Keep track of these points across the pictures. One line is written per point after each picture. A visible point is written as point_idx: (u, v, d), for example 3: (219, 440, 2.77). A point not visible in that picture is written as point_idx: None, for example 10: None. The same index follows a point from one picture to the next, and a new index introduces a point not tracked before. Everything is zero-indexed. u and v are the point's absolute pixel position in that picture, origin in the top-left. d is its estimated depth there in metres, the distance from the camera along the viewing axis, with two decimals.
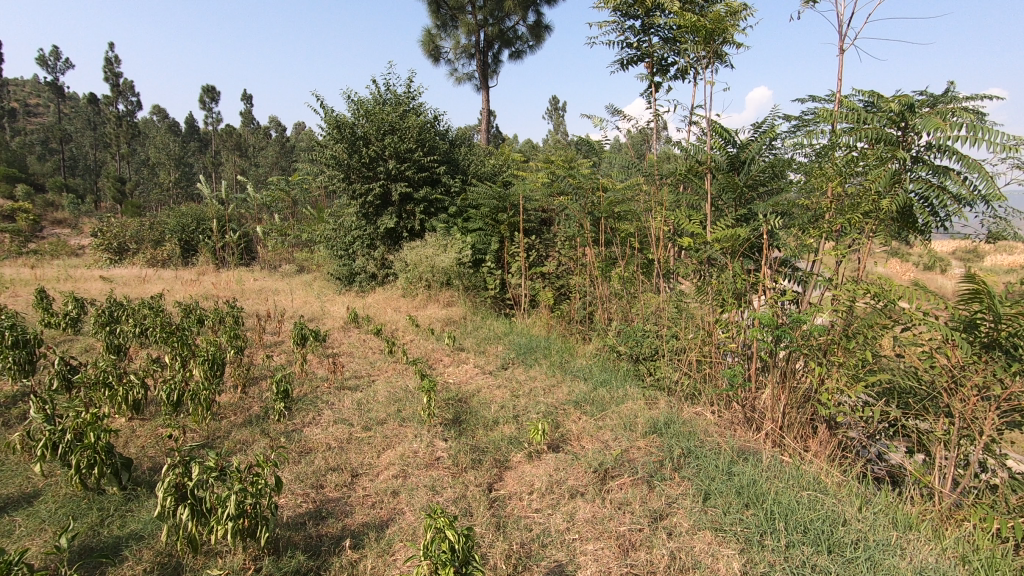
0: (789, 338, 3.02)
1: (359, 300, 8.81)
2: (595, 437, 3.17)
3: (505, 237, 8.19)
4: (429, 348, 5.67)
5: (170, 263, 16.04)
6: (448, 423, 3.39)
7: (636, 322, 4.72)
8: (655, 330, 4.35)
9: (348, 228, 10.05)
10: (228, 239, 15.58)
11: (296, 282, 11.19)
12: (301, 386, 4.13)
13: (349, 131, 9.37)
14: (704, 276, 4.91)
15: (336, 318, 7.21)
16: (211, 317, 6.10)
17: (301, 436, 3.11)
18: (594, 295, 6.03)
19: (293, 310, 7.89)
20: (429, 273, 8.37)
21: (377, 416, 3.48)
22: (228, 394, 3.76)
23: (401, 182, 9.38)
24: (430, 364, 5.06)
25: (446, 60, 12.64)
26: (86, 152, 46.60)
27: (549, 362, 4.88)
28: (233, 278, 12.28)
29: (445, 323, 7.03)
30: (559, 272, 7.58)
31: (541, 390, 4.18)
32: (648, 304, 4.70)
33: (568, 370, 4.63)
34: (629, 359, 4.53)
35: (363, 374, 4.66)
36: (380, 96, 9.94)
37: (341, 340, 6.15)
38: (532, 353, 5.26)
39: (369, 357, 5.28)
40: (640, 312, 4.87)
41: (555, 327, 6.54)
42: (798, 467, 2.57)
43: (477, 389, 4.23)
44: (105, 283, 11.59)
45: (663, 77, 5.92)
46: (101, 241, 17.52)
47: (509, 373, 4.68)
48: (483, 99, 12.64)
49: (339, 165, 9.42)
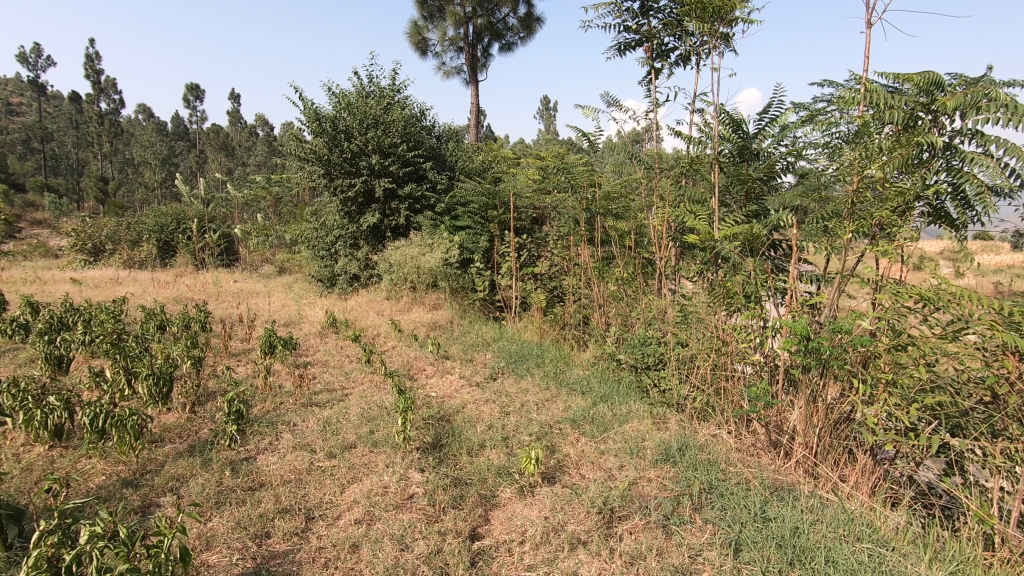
0: (820, 349, 2.59)
1: (340, 303, 8.33)
2: (597, 465, 2.74)
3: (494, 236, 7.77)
4: (411, 357, 5.21)
5: (147, 264, 15.44)
6: (427, 448, 2.95)
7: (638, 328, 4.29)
8: (659, 337, 3.92)
9: (330, 228, 9.57)
10: (208, 240, 15.02)
11: (276, 284, 10.68)
12: (263, 403, 3.66)
13: (330, 125, 8.88)
14: (712, 277, 4.49)
15: (313, 324, 6.73)
16: (174, 323, 5.61)
17: (251, 468, 2.65)
18: (590, 299, 5.60)
19: (269, 314, 7.40)
20: (414, 274, 7.93)
21: (345, 440, 3.03)
22: (175, 415, 3.28)
23: (384, 178, 8.91)
24: (411, 375, 4.61)
25: (434, 53, 12.17)
26: (68, 151, 45.68)
27: (542, 372, 4.45)
28: (211, 280, 11.74)
29: (431, 328, 6.58)
30: (552, 273, 7.15)
31: (533, 405, 3.75)
32: (651, 308, 4.27)
33: (563, 382, 4.20)
34: (630, 369, 4.10)
35: (335, 388, 4.20)
36: (363, 88, 9.46)
37: (317, 348, 5.67)
38: (524, 362, 4.81)
39: (344, 367, 4.82)
40: (641, 316, 4.44)
41: (549, 333, 6.11)
42: (844, 509, 2.14)
43: (462, 404, 3.79)
44: (74, 286, 11.02)
45: (664, 62, 5.50)
46: (76, 242, 16.85)
47: (498, 386, 4.24)
48: (472, 94, 12.18)
49: (319, 161, 8.93)
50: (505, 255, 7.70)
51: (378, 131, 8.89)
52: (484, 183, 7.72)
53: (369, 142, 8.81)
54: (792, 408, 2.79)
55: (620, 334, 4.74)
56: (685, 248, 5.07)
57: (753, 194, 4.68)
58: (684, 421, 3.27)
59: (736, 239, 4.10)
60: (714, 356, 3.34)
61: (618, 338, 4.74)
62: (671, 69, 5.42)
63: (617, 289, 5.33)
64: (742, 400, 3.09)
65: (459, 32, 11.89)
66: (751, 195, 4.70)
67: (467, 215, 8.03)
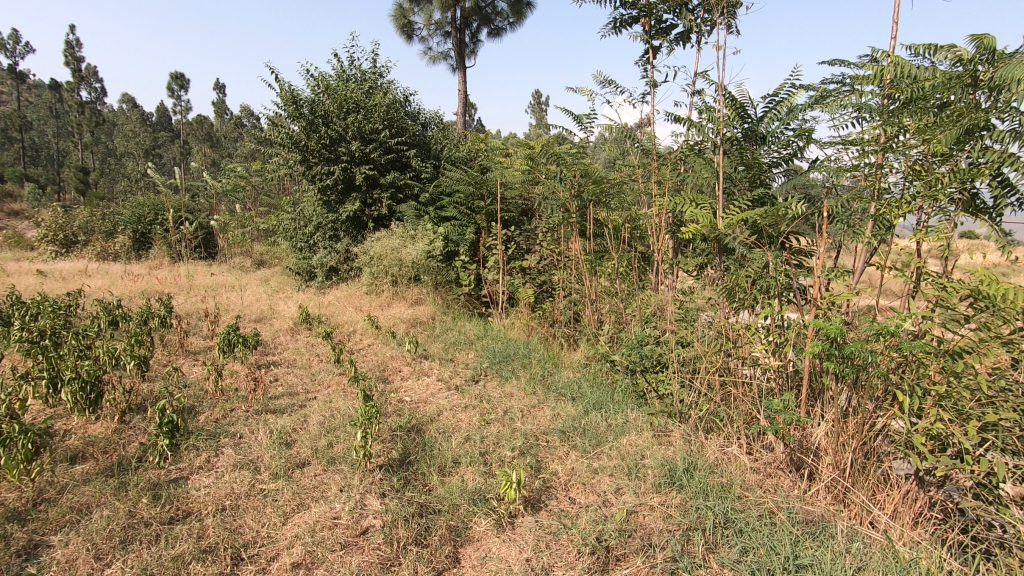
0: (851, 355, 2.21)
1: (317, 298, 7.87)
2: (590, 488, 2.35)
3: (481, 228, 7.34)
4: (386, 356, 4.79)
5: (122, 257, 14.85)
6: (390, 466, 2.53)
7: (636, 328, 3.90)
8: (658, 336, 3.53)
9: (308, 218, 9.10)
10: (185, 231, 14.46)
11: (252, 277, 10.18)
12: (210, 410, 3.23)
13: (307, 109, 8.40)
14: (716, 270, 4.11)
15: (284, 320, 6.29)
16: (128, 318, 5.15)
17: (176, 493, 2.22)
18: (581, 294, 5.19)
19: (239, 309, 6.93)
20: (395, 267, 7.49)
21: (297, 456, 2.61)
22: (103, 426, 2.84)
23: (365, 165, 8.45)
24: (384, 377, 4.19)
25: (420, 38, 11.70)
26: (48, 141, 44.63)
27: (528, 375, 4.04)
28: (185, 274, 11.21)
29: (411, 324, 6.16)
30: (541, 266, 6.74)
31: (517, 413, 3.34)
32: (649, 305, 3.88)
33: (552, 386, 3.79)
34: (626, 372, 3.71)
35: (297, 393, 3.77)
36: (343, 71, 8.97)
37: (286, 347, 5.24)
38: (509, 362, 4.41)
39: (310, 369, 4.39)
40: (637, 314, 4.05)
41: (536, 330, 5.68)
42: (890, 554, 1.77)
43: (437, 412, 3.38)
44: (38, 279, 10.45)
45: (663, 39, 5.07)
46: (47, 233, 16.21)
47: (479, 390, 3.84)
48: (460, 80, 11.73)
49: (296, 146, 8.45)
50: (492, 248, 7.28)
51: (358, 116, 8.42)
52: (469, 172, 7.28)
53: (349, 128, 8.34)
54: (817, 421, 2.40)
55: (614, 333, 4.35)
56: (688, 241, 4.66)
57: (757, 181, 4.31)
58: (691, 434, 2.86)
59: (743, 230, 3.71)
60: (722, 358, 2.95)
61: (613, 338, 4.34)
62: (670, 46, 5.00)
63: (610, 284, 4.93)
64: (757, 410, 2.70)
65: (446, 16, 11.44)
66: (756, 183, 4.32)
67: (452, 205, 7.59)
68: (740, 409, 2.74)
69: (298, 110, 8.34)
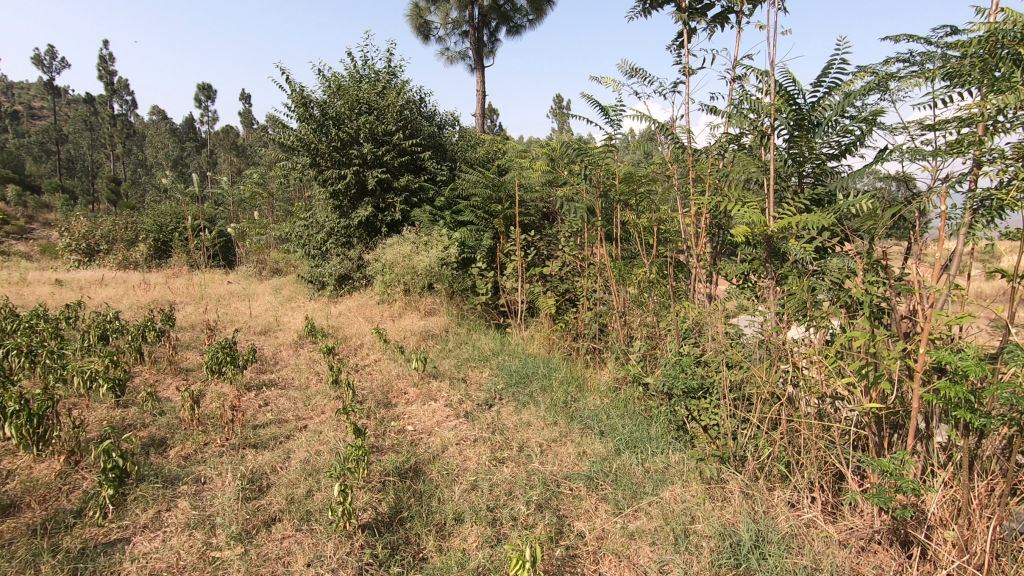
0: (976, 402, 1.65)
1: (328, 308, 7.49)
2: (627, 562, 1.91)
3: (499, 233, 6.86)
4: (392, 375, 4.34)
5: (142, 265, 14.84)
6: (377, 526, 2.07)
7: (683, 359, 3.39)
8: (699, 357, 2.99)
9: (320, 225, 8.76)
10: (204, 239, 14.35)
11: (266, 287, 9.90)
12: (182, 445, 2.82)
13: (318, 111, 8.07)
14: (769, 279, 3.55)
15: (289, 333, 5.92)
16: (120, 332, 4.82)
17: (105, 567, 1.79)
18: (608, 306, 4.68)
19: (244, 322, 6.60)
20: (408, 275, 7.08)
21: (266, 512, 2.16)
22: (50, 467, 2.45)
23: (377, 168, 8.08)
24: (387, 402, 3.74)
25: (437, 38, 11.35)
26: (82, 153, 45.95)
27: (548, 399, 3.53)
28: (200, 283, 11.02)
29: (422, 337, 5.71)
30: (563, 273, 6.24)
31: (535, 449, 2.85)
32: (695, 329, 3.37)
33: (576, 415, 3.28)
34: (662, 398, 3.18)
35: (287, 421, 3.34)
36: (356, 71, 8.62)
37: (287, 364, 4.83)
38: (526, 383, 3.92)
39: (307, 391, 3.96)
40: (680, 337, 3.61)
41: (559, 345, 5.18)
42: None
43: (441, 447, 2.90)
44: (54, 289, 10.37)
45: (700, 20, 4.52)
46: (71, 242, 16.34)
47: (492, 418, 3.35)
48: (478, 80, 11.31)
49: (306, 150, 8.14)
50: (511, 254, 6.79)
51: (370, 118, 8.05)
52: (487, 174, 6.81)
53: (360, 130, 7.98)
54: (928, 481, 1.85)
55: (647, 352, 3.83)
56: (732, 245, 4.11)
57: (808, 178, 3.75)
58: (748, 484, 2.32)
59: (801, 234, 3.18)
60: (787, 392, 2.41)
61: (646, 358, 3.85)
62: (708, 27, 4.45)
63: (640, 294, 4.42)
64: (838, 460, 2.15)
65: (463, 14, 11.05)
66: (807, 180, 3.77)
67: (468, 209, 7.12)
68: (814, 455, 2.19)
69: (308, 112, 8.01)
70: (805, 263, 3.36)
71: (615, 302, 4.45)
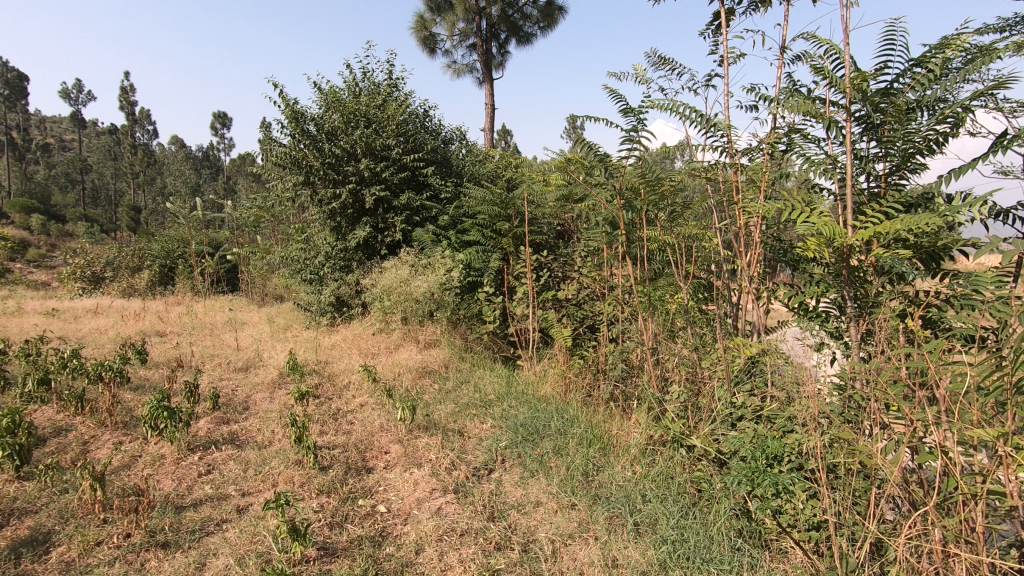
0: None
1: (321, 339, 6.81)
2: None
3: (508, 254, 6.15)
4: (375, 428, 3.60)
5: (146, 293, 14.44)
6: None
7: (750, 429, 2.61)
8: (802, 447, 2.35)
9: (316, 248, 8.13)
10: (207, 265, 13.90)
11: (262, 315, 9.28)
12: (69, 549, 2.10)
13: (312, 126, 7.52)
14: (857, 314, 2.77)
15: (269, 371, 5.23)
16: (65, 375, 4.17)
17: None
18: (635, 339, 3.80)
19: (224, 357, 5.94)
20: (407, 303, 6.40)
21: None
22: None
23: (376, 186, 7.47)
24: (361, 467, 2.99)
25: (444, 50, 10.86)
26: (106, 182, 46.81)
27: (564, 467, 2.74)
28: (197, 311, 10.47)
29: (418, 375, 4.97)
30: (580, 298, 5.48)
31: (543, 555, 2.07)
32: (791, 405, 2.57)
33: (602, 495, 2.48)
34: (730, 480, 2.41)
35: (226, 499, 2.61)
36: (355, 83, 8.08)
37: (256, 412, 4.11)
38: (535, 439, 3.15)
39: (265, 450, 3.22)
40: (741, 395, 2.84)
41: (576, 384, 4.33)
42: None
43: (416, 547, 2.14)
44: (45, 319, 9.88)
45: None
46: (77, 269, 16.06)
47: (489, 495, 2.58)
48: (487, 93, 10.74)
49: (299, 167, 7.57)
50: (521, 277, 6.05)
51: (367, 131, 7.47)
52: (495, 190, 6.11)
53: (357, 144, 7.40)
54: None
55: (690, 402, 3.02)
56: (792, 266, 3.29)
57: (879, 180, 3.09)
58: None
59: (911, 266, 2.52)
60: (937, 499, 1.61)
61: (688, 412, 2.99)
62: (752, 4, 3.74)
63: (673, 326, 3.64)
64: None
65: (471, 25, 10.54)
66: (878, 182, 3.10)
67: (474, 228, 6.36)
68: None
69: (302, 127, 7.45)
70: (919, 299, 2.60)
71: (647, 334, 3.38)
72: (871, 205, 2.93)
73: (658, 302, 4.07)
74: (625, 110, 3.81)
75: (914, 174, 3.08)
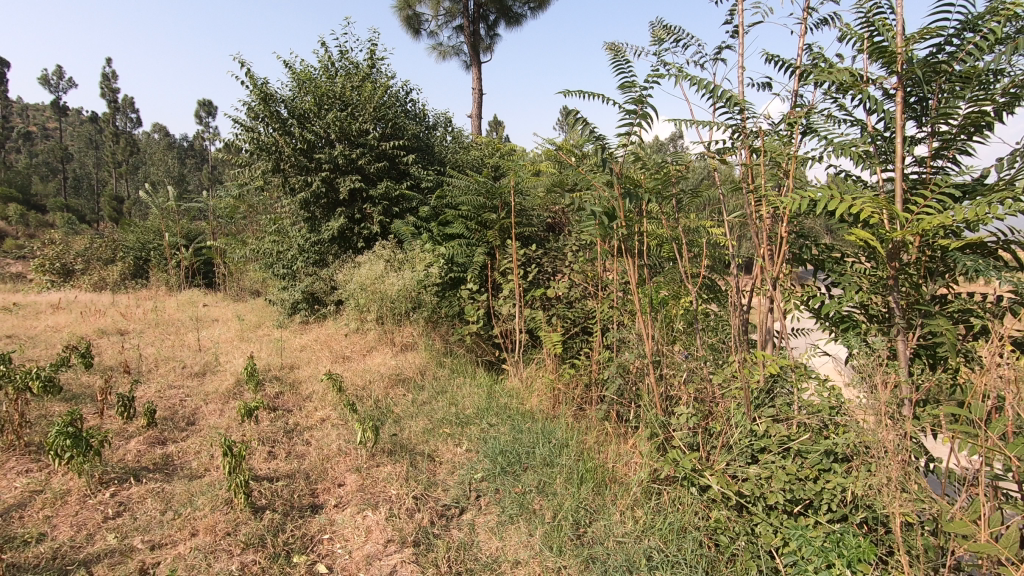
0: None
1: (291, 340, 6.28)
2: None
3: (494, 248, 5.64)
4: (332, 452, 3.10)
5: (118, 287, 13.77)
6: None
7: (776, 466, 2.15)
8: (871, 507, 1.95)
9: (289, 241, 7.58)
10: (182, 258, 13.26)
11: (233, 312, 8.70)
12: None
13: (282, 108, 6.94)
14: (906, 326, 2.32)
15: (225, 378, 4.70)
16: None
17: None
18: (633, 345, 3.33)
19: (180, 361, 5.41)
20: (383, 301, 5.88)
21: None
22: None
23: (352, 173, 6.93)
24: (306, 507, 2.50)
25: (429, 32, 10.29)
26: (87, 171, 45.59)
27: (549, 512, 2.28)
28: (166, 308, 9.87)
29: (391, 384, 4.47)
30: (570, 298, 5.00)
31: None
32: (834, 443, 2.11)
33: (596, 556, 2.03)
34: (768, 526, 2.02)
35: (133, 554, 2.12)
36: (330, 62, 7.49)
37: (200, 428, 3.60)
38: (516, 469, 2.67)
39: (196, 482, 2.73)
40: (761, 421, 2.37)
41: (566, 396, 3.84)
42: None
43: None
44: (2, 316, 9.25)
45: None
46: (46, 261, 15.33)
47: (455, 550, 2.13)
48: (475, 78, 10.19)
49: (268, 153, 6.99)
50: (506, 274, 5.55)
51: (341, 114, 6.90)
52: (480, 179, 5.59)
53: (330, 128, 6.84)
54: None
55: (698, 424, 2.54)
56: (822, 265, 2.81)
57: (926, 163, 2.60)
58: None
59: (985, 275, 2.09)
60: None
61: (697, 438, 2.52)
62: None
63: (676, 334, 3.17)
64: None
65: (457, 5, 9.99)
66: (924, 167, 2.61)
67: (457, 220, 5.85)
68: None
69: (271, 110, 6.83)
70: (986, 309, 2.18)
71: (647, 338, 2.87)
72: (919, 190, 2.46)
73: (657, 304, 3.61)
74: (624, 88, 3.27)
75: (965, 156, 2.59)
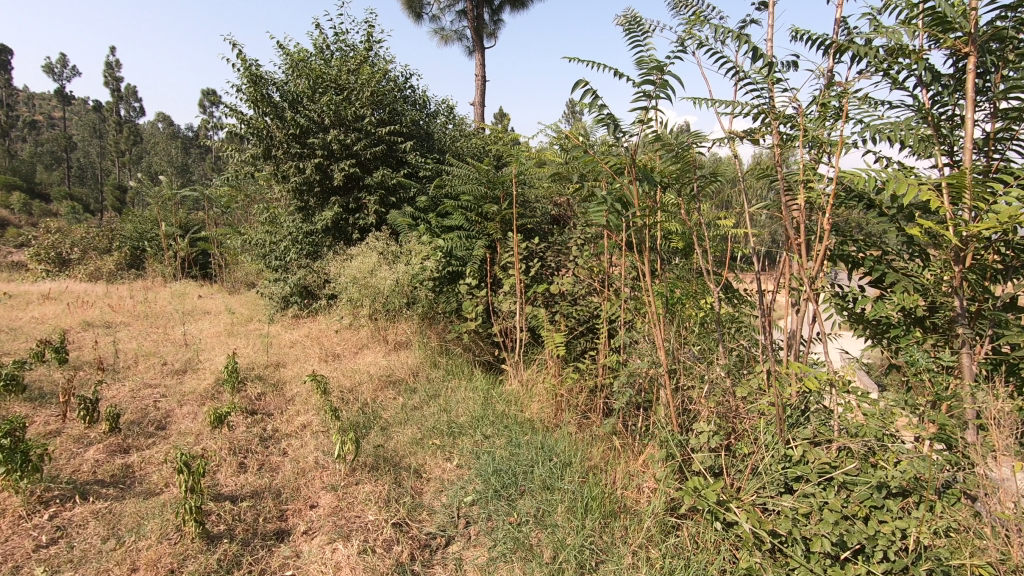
0: None
1: (281, 336, 5.98)
2: None
3: (494, 241, 5.31)
4: (308, 466, 2.79)
5: (114, 277, 13.50)
6: None
7: (817, 502, 1.82)
8: (938, 555, 1.63)
9: (282, 231, 7.26)
10: (177, 248, 12.97)
11: (225, 305, 8.40)
12: None
13: (274, 91, 6.59)
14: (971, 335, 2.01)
15: (205, 377, 4.40)
16: None
17: None
18: (645, 348, 3.00)
19: (161, 357, 5.11)
20: (377, 296, 5.56)
21: None
22: None
23: (347, 160, 6.59)
24: (271, 534, 2.19)
25: (431, 16, 9.91)
26: (90, 160, 45.39)
27: (549, 551, 1.96)
28: (158, 299, 9.59)
29: (380, 386, 4.16)
30: (575, 294, 4.68)
31: None
32: (886, 475, 1.78)
33: None
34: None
35: None
36: (325, 44, 7.14)
37: (168, 434, 3.30)
38: (511, 492, 2.35)
39: (151, 500, 2.42)
40: (797, 444, 2.03)
41: (569, 403, 3.52)
42: None
43: None
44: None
45: None
46: (42, 251, 15.07)
47: None
48: (478, 64, 9.82)
49: (259, 139, 6.66)
50: (507, 268, 5.22)
51: (336, 97, 6.55)
52: (480, 167, 5.25)
53: (323, 112, 6.49)
54: None
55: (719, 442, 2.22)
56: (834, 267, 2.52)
57: (985, 150, 2.22)
58: None
59: None
60: None
61: (719, 461, 2.20)
62: None
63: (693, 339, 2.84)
64: None
65: None
66: (982, 154, 2.23)
67: (456, 211, 5.51)
68: None
69: (262, 93, 6.46)
70: None
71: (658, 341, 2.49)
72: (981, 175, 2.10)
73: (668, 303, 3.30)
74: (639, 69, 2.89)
75: None
